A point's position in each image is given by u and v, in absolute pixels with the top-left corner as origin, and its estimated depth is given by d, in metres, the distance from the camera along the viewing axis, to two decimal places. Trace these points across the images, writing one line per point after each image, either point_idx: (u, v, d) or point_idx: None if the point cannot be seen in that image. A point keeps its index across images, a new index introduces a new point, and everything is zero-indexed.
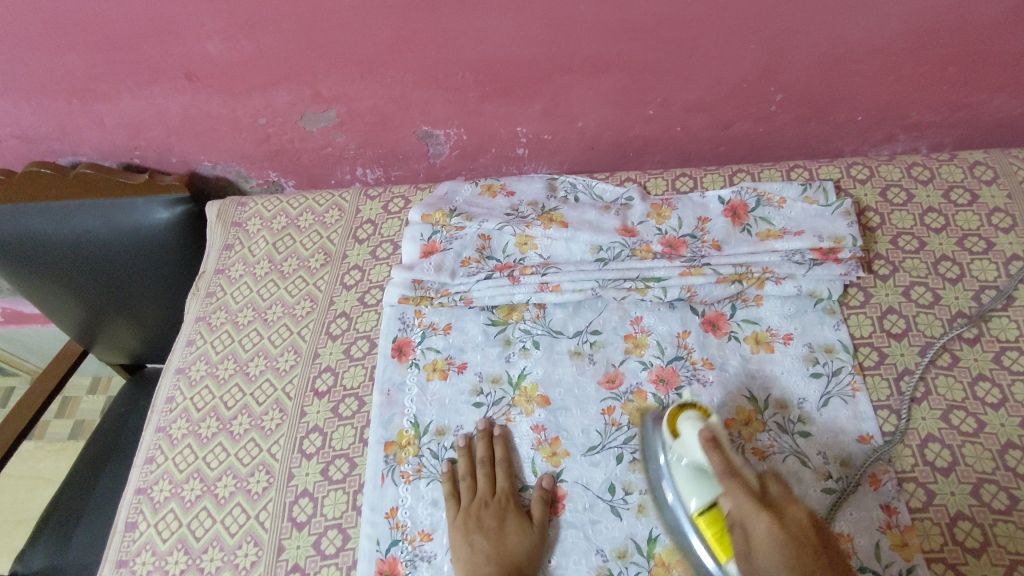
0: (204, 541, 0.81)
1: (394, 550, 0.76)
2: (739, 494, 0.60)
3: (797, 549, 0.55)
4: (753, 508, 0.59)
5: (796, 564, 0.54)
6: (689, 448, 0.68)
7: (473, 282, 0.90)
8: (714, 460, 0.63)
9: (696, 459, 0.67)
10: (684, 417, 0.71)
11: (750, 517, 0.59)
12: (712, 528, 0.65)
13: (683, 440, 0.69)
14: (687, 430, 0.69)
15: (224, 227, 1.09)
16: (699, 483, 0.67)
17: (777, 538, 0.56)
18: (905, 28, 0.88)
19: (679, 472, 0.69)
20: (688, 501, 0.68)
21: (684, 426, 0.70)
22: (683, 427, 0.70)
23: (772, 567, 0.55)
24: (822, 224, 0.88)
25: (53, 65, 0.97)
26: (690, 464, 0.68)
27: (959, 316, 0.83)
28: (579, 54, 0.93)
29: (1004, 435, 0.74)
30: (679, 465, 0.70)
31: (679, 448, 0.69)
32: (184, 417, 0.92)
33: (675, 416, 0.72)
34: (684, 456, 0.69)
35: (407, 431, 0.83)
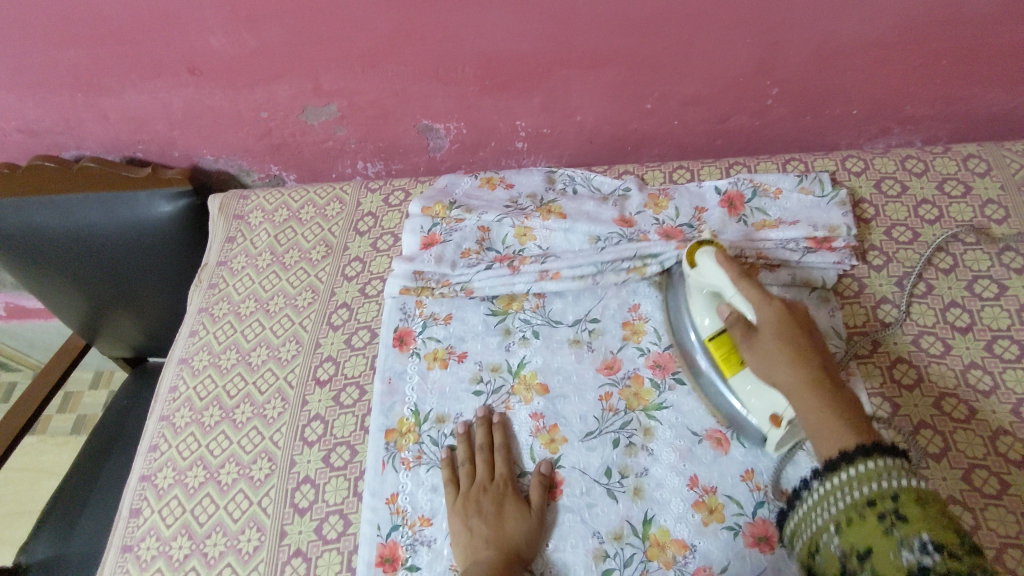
0: (208, 527, 0.82)
1: (394, 534, 0.77)
2: (751, 291, 0.71)
3: (787, 331, 0.67)
4: (761, 300, 0.69)
5: (789, 343, 0.67)
6: (708, 276, 0.76)
7: (474, 273, 0.92)
8: (732, 272, 0.73)
9: (712, 285, 0.76)
10: (701, 251, 0.79)
11: (758, 306, 0.70)
12: (721, 348, 0.76)
13: (700, 270, 0.77)
14: (703, 261, 0.77)
15: (227, 221, 1.10)
16: (711, 305, 0.77)
17: (779, 324, 0.68)
18: (899, 22, 0.89)
19: (695, 299, 0.79)
20: (701, 324, 0.78)
21: (700, 257, 0.78)
22: (699, 259, 0.78)
23: (771, 345, 0.67)
24: (817, 215, 0.90)
25: (58, 60, 0.98)
26: (704, 290, 0.78)
27: (952, 305, 0.84)
28: (577, 49, 0.94)
29: (995, 422, 0.76)
30: (697, 292, 0.79)
31: (695, 275, 0.78)
32: (188, 405, 0.93)
33: (694, 250, 0.80)
34: (700, 284, 0.78)
35: (408, 419, 0.84)
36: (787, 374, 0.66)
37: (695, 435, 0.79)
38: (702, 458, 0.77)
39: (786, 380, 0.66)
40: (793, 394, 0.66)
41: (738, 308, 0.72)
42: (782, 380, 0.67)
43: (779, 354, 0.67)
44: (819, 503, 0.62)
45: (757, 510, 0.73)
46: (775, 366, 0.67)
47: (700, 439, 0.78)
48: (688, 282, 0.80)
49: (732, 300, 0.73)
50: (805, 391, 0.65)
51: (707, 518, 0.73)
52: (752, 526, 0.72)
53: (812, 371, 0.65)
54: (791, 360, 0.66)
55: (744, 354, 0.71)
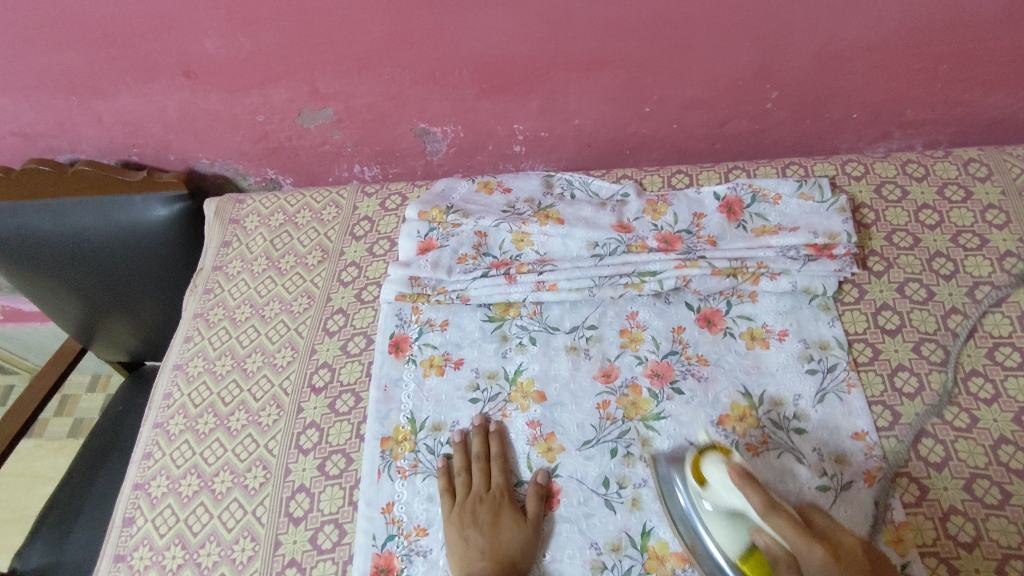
0: (202, 536, 0.81)
1: (390, 545, 0.76)
2: (786, 528, 0.61)
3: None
4: (802, 540, 0.60)
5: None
6: (724, 495, 0.68)
7: (470, 280, 0.91)
8: (756, 501, 0.63)
9: (734, 507, 0.67)
10: (708, 461, 0.70)
11: (802, 550, 0.59)
12: (755, 567, 0.66)
13: (714, 487, 0.68)
14: (715, 476, 0.68)
15: (222, 225, 1.09)
16: (735, 527, 0.67)
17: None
18: (900, 26, 0.89)
19: (710, 518, 0.69)
20: (727, 543, 0.68)
21: (710, 471, 0.69)
22: (710, 471, 0.69)
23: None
24: (817, 221, 0.89)
25: (51, 63, 0.97)
26: (722, 511, 0.68)
27: (953, 312, 0.84)
28: (576, 52, 0.93)
29: (997, 430, 0.75)
30: (710, 511, 0.69)
31: (709, 494, 0.69)
32: (182, 413, 0.92)
33: (699, 462, 0.71)
34: (716, 503, 0.68)
35: (403, 427, 0.83)
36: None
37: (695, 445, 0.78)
38: None
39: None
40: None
41: (770, 538, 0.64)
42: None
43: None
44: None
45: None
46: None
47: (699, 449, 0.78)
48: (702, 501, 0.70)
49: (763, 528, 0.64)
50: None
51: None
52: None
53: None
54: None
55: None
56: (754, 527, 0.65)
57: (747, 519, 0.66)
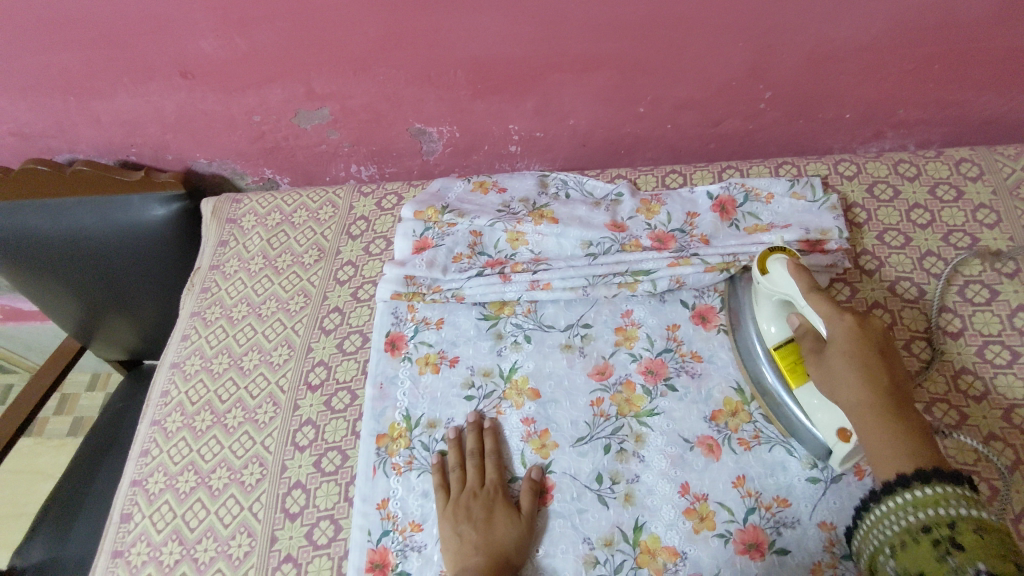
0: (199, 532, 0.82)
1: (385, 539, 0.77)
2: (823, 304, 0.69)
3: (853, 351, 0.66)
4: (832, 313, 0.68)
5: (856, 362, 0.65)
6: (780, 284, 0.74)
7: (465, 279, 0.91)
8: (804, 285, 0.71)
9: (784, 293, 0.73)
10: (773, 258, 0.76)
11: (829, 320, 0.68)
12: (788, 358, 0.74)
13: (771, 276, 0.75)
14: (776, 269, 0.75)
15: (219, 224, 1.10)
16: (780, 313, 0.75)
17: (854, 340, 0.66)
18: (891, 26, 0.89)
19: (762, 308, 0.78)
20: (767, 331, 0.77)
21: (773, 265, 0.75)
22: (772, 267, 0.76)
23: (839, 360, 0.66)
24: (809, 219, 0.90)
25: (49, 63, 0.98)
26: (773, 298, 0.75)
27: (943, 310, 0.84)
28: (570, 53, 0.94)
29: (986, 427, 0.76)
30: (765, 301, 0.77)
31: (766, 283, 0.76)
32: (179, 410, 0.93)
33: (764, 258, 0.77)
34: (770, 292, 0.76)
35: (399, 424, 0.84)
36: (849, 392, 0.65)
37: (687, 441, 0.79)
38: (693, 464, 0.77)
39: (851, 390, 0.65)
40: (852, 410, 0.65)
41: (807, 319, 0.71)
42: (850, 391, 0.65)
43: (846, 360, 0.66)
44: (875, 524, 0.62)
45: (747, 516, 0.73)
46: (841, 385, 0.66)
47: (691, 445, 0.78)
48: (758, 287, 0.77)
49: (805, 313, 0.71)
50: (868, 412, 0.64)
51: (697, 525, 0.73)
52: (742, 532, 0.72)
53: (878, 391, 0.64)
54: (854, 377, 0.65)
55: (811, 370, 0.70)
56: (796, 314, 0.72)
57: (793, 307, 0.73)
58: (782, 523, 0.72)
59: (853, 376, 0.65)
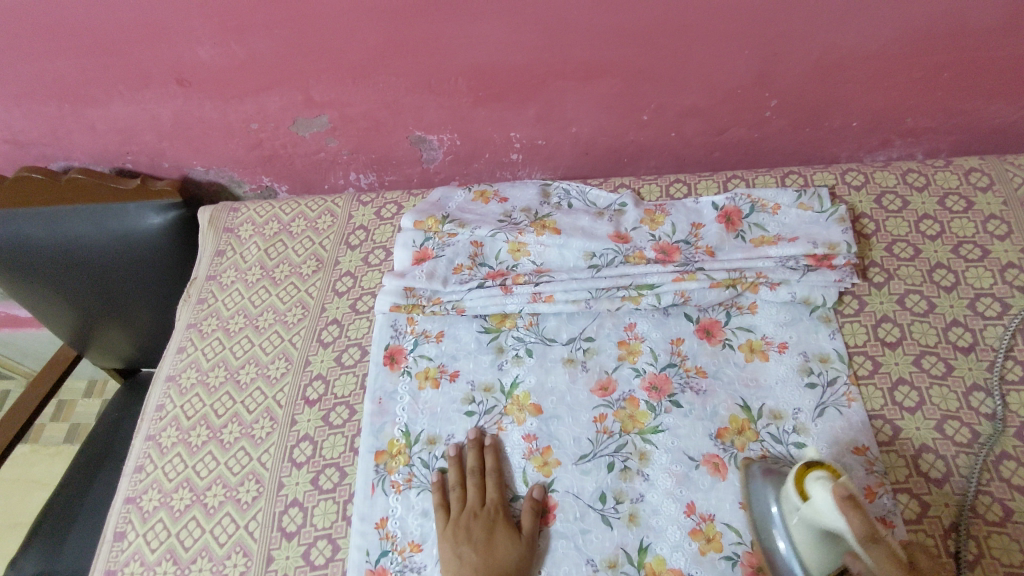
0: (193, 551, 0.80)
1: (383, 560, 0.75)
2: (858, 525, 0.57)
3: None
4: (869, 539, 0.57)
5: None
6: (828, 518, 0.60)
7: (465, 291, 0.90)
8: (858, 526, 0.57)
9: (833, 527, 0.60)
10: (811, 477, 0.64)
11: (864, 545, 0.57)
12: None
13: (816, 504, 0.62)
14: (819, 495, 0.61)
15: (216, 233, 1.09)
16: (826, 548, 0.63)
17: None
18: (900, 34, 0.88)
19: (800, 534, 0.64)
20: (812, 562, 0.64)
21: (813, 488, 0.62)
22: (813, 489, 0.63)
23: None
24: (816, 232, 0.87)
25: (43, 71, 0.96)
26: (815, 528, 0.63)
27: (953, 324, 0.83)
28: (572, 60, 0.92)
29: (998, 445, 0.74)
30: (802, 527, 0.64)
31: (808, 510, 0.62)
32: (174, 425, 0.91)
33: (802, 476, 0.65)
34: (813, 521, 0.62)
35: (398, 440, 0.82)
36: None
37: (693, 460, 0.77)
38: (698, 484, 0.75)
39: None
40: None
41: (860, 562, 0.58)
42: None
43: None
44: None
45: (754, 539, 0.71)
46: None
47: (697, 463, 0.77)
48: (796, 516, 0.64)
49: (858, 552, 0.59)
50: None
51: (704, 547, 0.72)
52: (749, 555, 0.71)
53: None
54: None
55: None
56: (850, 555, 0.59)
57: (841, 539, 0.62)
58: None
59: None
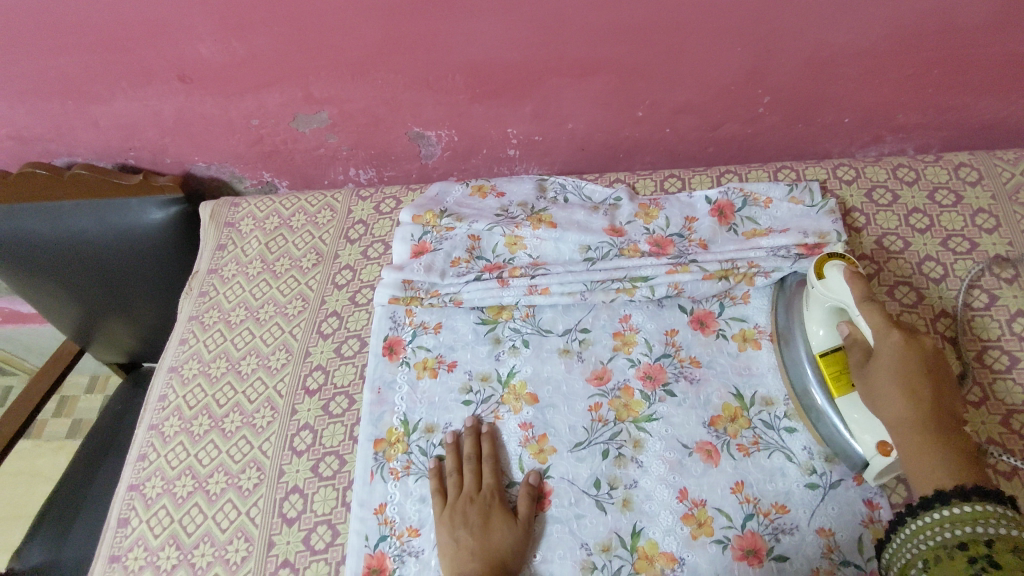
0: (196, 537, 0.82)
1: (382, 545, 0.77)
2: (874, 314, 0.68)
3: (905, 368, 0.65)
4: (880, 326, 0.67)
5: (899, 381, 0.65)
6: (835, 290, 0.73)
7: (463, 283, 0.92)
8: (858, 291, 0.70)
9: (836, 300, 0.73)
10: (830, 264, 0.76)
11: (876, 333, 0.68)
12: (833, 365, 0.74)
13: (828, 282, 0.74)
14: (833, 276, 0.74)
15: (218, 228, 1.10)
16: (831, 322, 0.75)
17: (902, 353, 0.66)
18: (889, 31, 0.89)
19: (813, 309, 0.77)
20: (815, 334, 0.76)
21: (830, 271, 0.75)
22: (829, 272, 0.75)
23: (881, 373, 0.66)
24: (807, 223, 0.90)
25: (47, 68, 0.98)
26: (826, 304, 0.75)
27: (942, 315, 0.84)
28: (568, 57, 0.94)
29: (984, 433, 0.76)
30: (817, 305, 0.76)
31: (821, 288, 0.75)
32: (177, 414, 0.93)
33: (821, 264, 0.77)
34: (825, 300, 0.75)
35: (397, 428, 0.84)
36: (890, 416, 0.65)
37: (686, 447, 0.79)
38: (691, 470, 0.77)
39: (891, 413, 0.65)
40: (893, 424, 0.65)
41: (858, 328, 0.71)
42: (890, 396, 0.65)
43: (893, 381, 0.65)
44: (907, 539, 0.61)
45: (746, 523, 0.73)
46: (881, 399, 0.66)
47: (690, 450, 0.78)
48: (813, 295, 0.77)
49: (855, 320, 0.71)
50: (908, 430, 0.64)
51: (696, 531, 0.73)
52: (740, 538, 0.72)
53: (922, 410, 0.64)
54: (897, 395, 0.65)
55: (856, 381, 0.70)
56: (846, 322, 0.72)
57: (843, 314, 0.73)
58: (780, 530, 0.72)
59: (896, 386, 0.65)
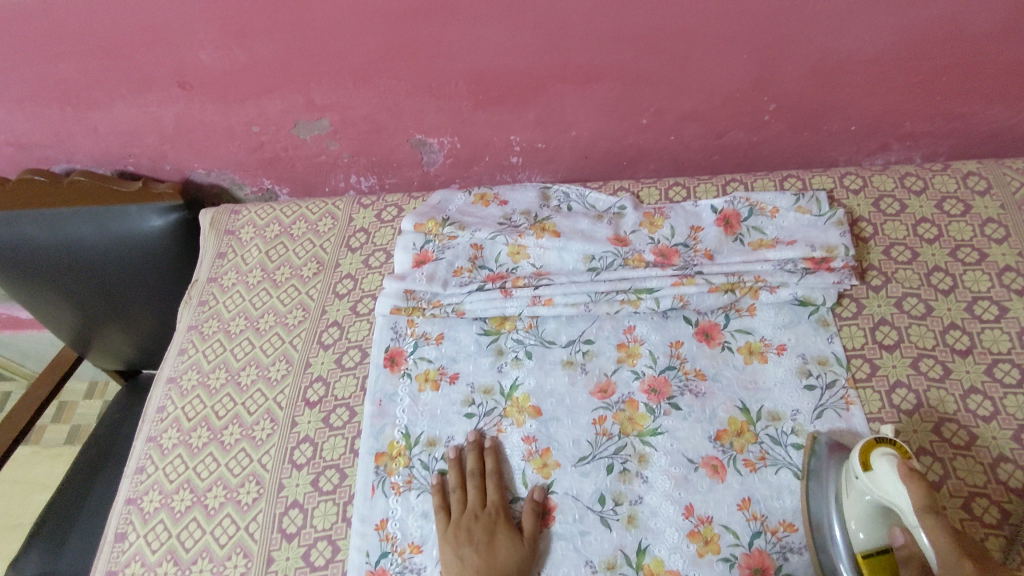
0: (194, 552, 0.81)
1: (383, 562, 0.76)
2: (937, 539, 0.61)
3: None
4: (947, 557, 0.60)
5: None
6: (887, 490, 0.65)
7: (466, 294, 0.90)
8: (917, 501, 0.62)
9: (887, 498, 0.65)
10: (878, 452, 0.67)
11: (942, 565, 0.60)
12: (877, 574, 0.65)
13: (876, 476, 0.66)
14: (882, 469, 0.65)
15: (217, 235, 1.09)
16: (875, 521, 0.67)
17: None
18: (898, 39, 0.88)
19: (856, 503, 0.68)
20: (856, 535, 0.67)
21: (877, 461, 0.66)
22: (878, 464, 0.66)
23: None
24: (815, 234, 0.88)
25: (46, 74, 0.97)
26: (871, 500, 0.66)
27: (951, 327, 0.83)
28: (572, 64, 0.93)
29: (996, 448, 0.74)
30: (861, 499, 0.67)
31: (868, 482, 0.66)
32: (175, 426, 0.92)
33: (868, 450, 0.68)
34: (874, 496, 0.66)
35: (398, 442, 0.83)
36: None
37: (692, 462, 0.77)
38: (697, 486, 0.76)
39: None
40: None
41: (916, 542, 0.63)
42: None
43: None
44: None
45: (753, 541, 0.72)
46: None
47: (696, 466, 0.77)
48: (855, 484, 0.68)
49: (912, 531, 0.63)
50: None
51: (702, 548, 0.72)
52: (748, 557, 0.71)
53: None
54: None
55: None
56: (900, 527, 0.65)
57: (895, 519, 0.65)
58: (788, 549, 0.71)
59: None
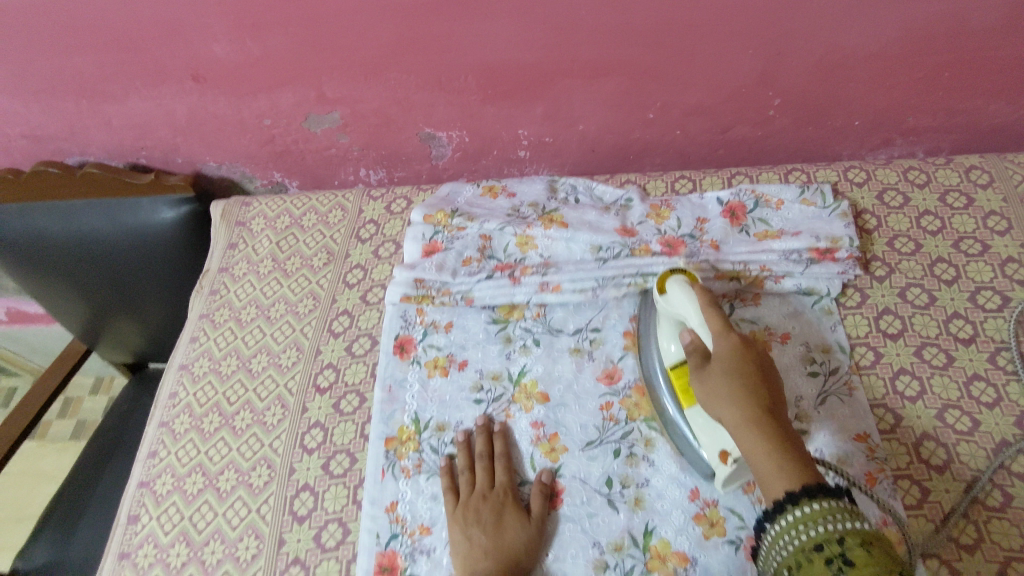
0: (206, 534, 0.82)
1: (393, 543, 0.76)
2: (714, 320, 0.70)
3: (739, 367, 0.66)
4: (720, 330, 0.69)
5: (736, 379, 0.65)
6: (678, 304, 0.75)
7: (474, 282, 0.92)
8: (702, 302, 0.72)
9: (677, 313, 0.76)
10: (672, 279, 0.77)
11: (716, 335, 0.69)
12: (681, 379, 0.75)
13: (670, 298, 0.76)
14: (674, 290, 0.76)
15: (229, 227, 1.11)
16: (675, 333, 0.76)
17: (732, 356, 0.67)
18: (900, 33, 0.90)
19: (663, 324, 0.79)
20: (665, 350, 0.77)
21: (671, 285, 0.77)
22: (670, 288, 0.77)
23: (721, 383, 0.66)
24: (819, 225, 0.90)
25: (63, 67, 0.99)
26: (671, 318, 0.77)
27: (954, 316, 0.84)
28: (580, 58, 0.95)
29: (998, 433, 0.75)
30: (664, 320, 0.79)
31: (665, 303, 0.77)
32: (187, 412, 0.93)
33: (665, 278, 0.79)
34: (669, 311, 0.77)
35: (408, 427, 0.84)
36: (728, 417, 0.64)
37: None
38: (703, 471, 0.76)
39: (726, 410, 0.65)
40: (735, 428, 0.63)
41: (700, 336, 0.71)
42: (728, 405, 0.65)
43: (745, 437, 0.62)
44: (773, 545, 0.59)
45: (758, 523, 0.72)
46: (718, 402, 0.65)
47: None
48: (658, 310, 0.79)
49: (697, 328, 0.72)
50: (753, 429, 0.62)
51: (708, 531, 0.73)
52: (753, 538, 0.72)
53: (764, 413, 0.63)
54: (734, 394, 0.64)
55: (695, 386, 0.69)
56: (688, 332, 0.73)
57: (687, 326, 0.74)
58: None
59: (729, 393, 0.65)
